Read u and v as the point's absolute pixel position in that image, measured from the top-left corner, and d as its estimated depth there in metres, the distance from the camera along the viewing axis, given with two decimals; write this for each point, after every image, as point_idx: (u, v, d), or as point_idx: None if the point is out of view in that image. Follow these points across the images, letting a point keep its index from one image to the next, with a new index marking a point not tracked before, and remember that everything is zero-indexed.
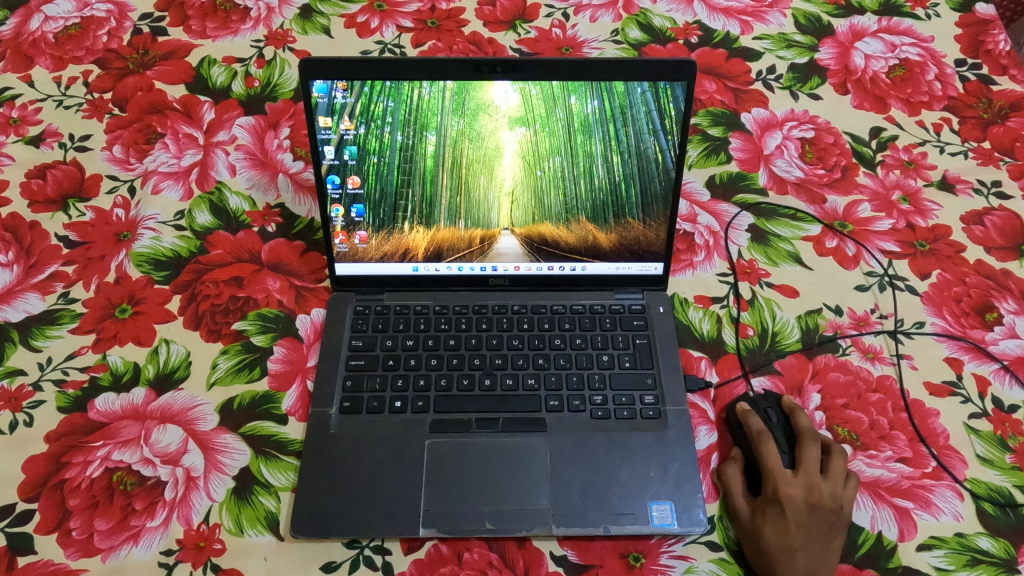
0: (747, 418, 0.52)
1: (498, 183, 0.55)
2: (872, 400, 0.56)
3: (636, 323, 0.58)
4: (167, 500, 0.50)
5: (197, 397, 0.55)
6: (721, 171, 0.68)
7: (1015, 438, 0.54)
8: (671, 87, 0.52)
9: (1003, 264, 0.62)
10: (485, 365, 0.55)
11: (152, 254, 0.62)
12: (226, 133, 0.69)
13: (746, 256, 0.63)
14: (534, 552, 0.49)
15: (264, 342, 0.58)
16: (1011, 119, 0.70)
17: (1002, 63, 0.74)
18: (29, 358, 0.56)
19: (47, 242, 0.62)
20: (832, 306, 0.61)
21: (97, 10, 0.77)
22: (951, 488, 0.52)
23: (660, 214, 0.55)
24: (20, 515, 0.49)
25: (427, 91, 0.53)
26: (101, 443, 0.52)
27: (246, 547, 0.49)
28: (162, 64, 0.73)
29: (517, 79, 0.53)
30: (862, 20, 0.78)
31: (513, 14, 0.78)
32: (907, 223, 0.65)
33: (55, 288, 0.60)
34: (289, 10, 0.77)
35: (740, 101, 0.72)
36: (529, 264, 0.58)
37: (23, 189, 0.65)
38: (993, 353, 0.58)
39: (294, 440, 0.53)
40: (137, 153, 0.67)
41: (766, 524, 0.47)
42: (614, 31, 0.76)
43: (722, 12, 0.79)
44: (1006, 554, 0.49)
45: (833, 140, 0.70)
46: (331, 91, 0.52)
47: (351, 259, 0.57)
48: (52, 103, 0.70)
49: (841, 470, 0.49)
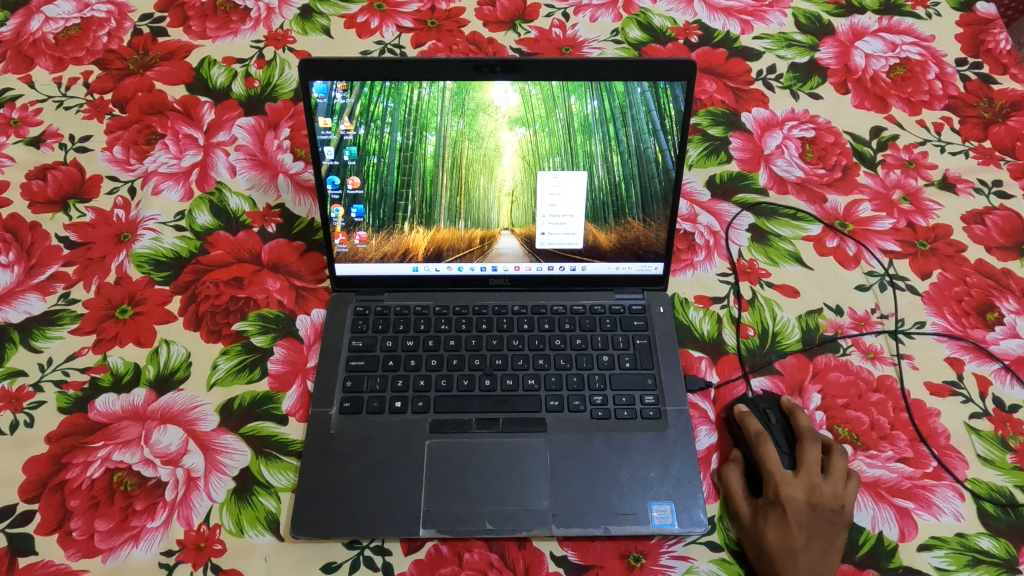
0: (745, 419, 0.52)
1: (498, 183, 0.55)
2: (872, 400, 0.56)
3: (636, 323, 0.58)
4: (168, 500, 0.50)
5: (197, 398, 0.55)
6: (721, 170, 0.68)
7: (1016, 438, 0.54)
8: (671, 87, 0.52)
9: (1004, 264, 0.62)
10: (485, 365, 0.55)
11: (152, 254, 0.62)
12: (226, 134, 0.69)
13: (746, 256, 0.63)
14: (534, 552, 0.49)
15: (264, 343, 0.58)
16: (1012, 118, 0.70)
17: (1003, 62, 0.74)
18: (30, 359, 0.56)
19: (47, 243, 0.62)
20: (833, 306, 0.60)
21: (97, 10, 0.77)
22: (951, 488, 0.52)
23: (660, 214, 0.56)
24: (21, 516, 0.49)
25: (426, 91, 0.53)
26: (101, 444, 0.52)
27: (246, 548, 0.49)
28: (162, 65, 0.73)
29: (517, 79, 0.53)
30: (862, 20, 0.78)
31: (512, 14, 0.77)
32: (907, 222, 0.64)
33: (55, 288, 0.60)
34: (289, 10, 0.77)
35: (740, 101, 0.72)
36: (529, 264, 0.58)
37: (24, 190, 0.65)
38: (993, 353, 0.58)
39: (295, 441, 0.53)
40: (137, 153, 0.67)
41: (767, 526, 0.47)
42: (614, 31, 0.76)
43: (723, 11, 0.79)
44: (1006, 554, 0.49)
45: (833, 139, 0.69)
46: (331, 91, 0.52)
47: (351, 259, 0.57)
48: (52, 103, 0.70)
49: (842, 470, 0.49)
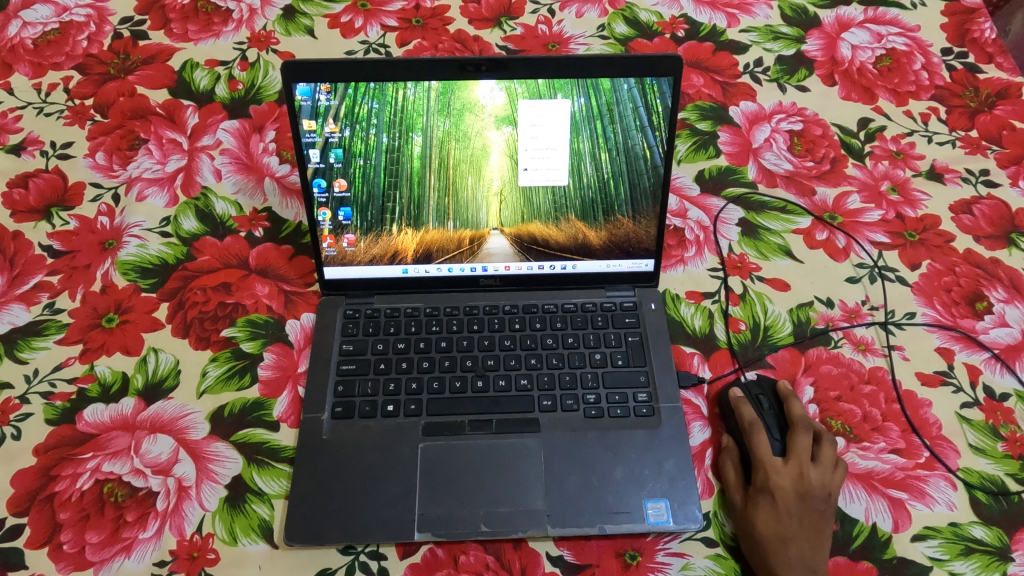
0: (740, 406, 0.52)
1: (486, 183, 0.54)
2: (864, 392, 0.56)
3: (628, 321, 0.58)
4: (160, 510, 0.50)
5: (187, 406, 0.55)
6: (710, 165, 0.68)
7: (1007, 426, 0.54)
8: (658, 83, 0.52)
9: (993, 253, 0.62)
10: (477, 366, 0.55)
11: (137, 261, 0.61)
12: (210, 138, 0.68)
13: (736, 251, 0.63)
14: (530, 553, 0.49)
15: (254, 348, 0.58)
16: (999, 106, 0.70)
17: (988, 51, 0.75)
18: (16, 371, 0.56)
19: (31, 252, 0.61)
20: (824, 299, 0.61)
21: (76, 14, 0.76)
22: (944, 478, 0.52)
23: (649, 211, 0.55)
24: (10, 530, 0.49)
25: (411, 92, 0.52)
26: (90, 455, 0.52)
27: (239, 556, 0.48)
28: (144, 69, 0.72)
29: (503, 77, 0.52)
30: (848, 11, 0.78)
31: (498, 11, 0.77)
32: (896, 214, 0.65)
33: (40, 299, 0.59)
34: (272, 11, 0.76)
35: (728, 94, 0.72)
36: (519, 264, 0.58)
37: (6, 199, 0.64)
38: (984, 342, 0.58)
39: (287, 447, 0.53)
40: (121, 159, 0.67)
41: (758, 514, 0.47)
42: (600, 26, 0.76)
43: (709, 5, 0.78)
44: (1000, 543, 0.49)
45: (821, 132, 0.69)
46: (314, 93, 0.51)
47: (340, 263, 0.57)
48: (32, 110, 0.69)
49: (831, 457, 0.50)
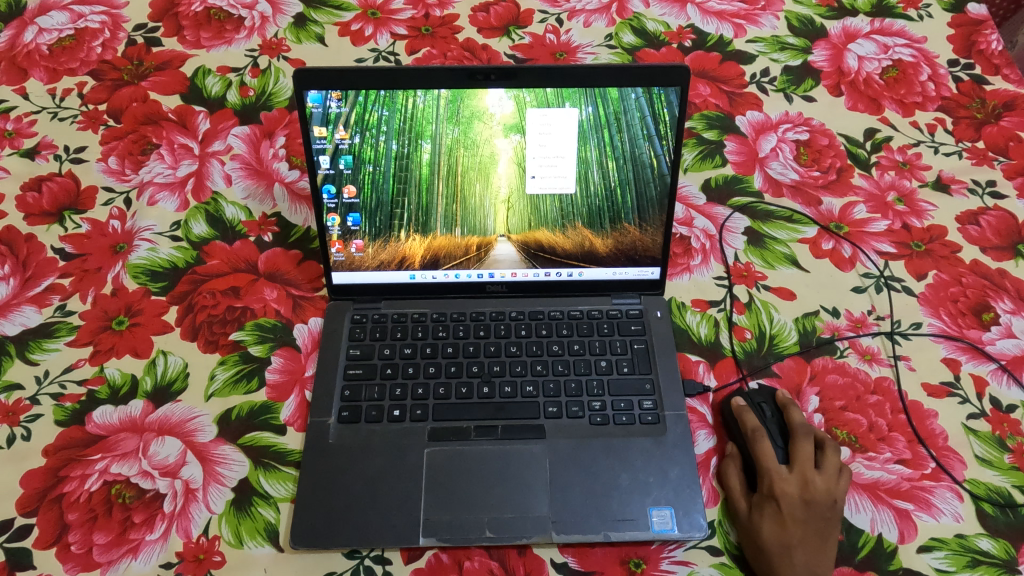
0: (742, 414, 0.52)
1: (494, 190, 0.55)
2: (870, 402, 0.56)
3: (633, 328, 0.58)
4: (167, 512, 0.50)
5: (195, 409, 0.55)
6: (716, 174, 0.68)
7: (1013, 438, 0.54)
8: (665, 93, 0.52)
9: (999, 264, 0.62)
10: (483, 372, 0.55)
11: (148, 265, 0.62)
12: (221, 143, 0.69)
13: (742, 260, 0.63)
14: (535, 560, 0.49)
15: (262, 352, 0.58)
16: (1006, 118, 0.71)
17: (995, 63, 0.75)
18: (27, 372, 0.56)
19: (43, 255, 0.62)
20: (830, 308, 0.61)
21: (91, 21, 0.77)
22: (951, 489, 0.52)
23: (656, 219, 0.56)
24: (19, 530, 0.49)
25: (421, 100, 0.53)
26: (99, 456, 0.52)
27: (245, 559, 0.49)
28: (157, 75, 0.73)
29: (511, 86, 0.52)
30: (855, 22, 0.78)
31: (506, 20, 0.78)
32: (902, 224, 0.65)
33: (51, 301, 0.60)
34: (283, 18, 0.77)
35: (735, 104, 0.72)
36: (526, 270, 0.58)
37: (19, 203, 0.65)
38: (990, 353, 0.58)
39: (293, 451, 0.53)
40: (133, 164, 0.67)
41: (764, 522, 0.47)
42: (607, 36, 0.77)
43: (716, 15, 0.79)
44: (1006, 555, 0.49)
45: (827, 142, 0.70)
46: (326, 100, 0.52)
47: (347, 267, 0.57)
48: (46, 115, 0.70)
49: (835, 465, 0.50)
